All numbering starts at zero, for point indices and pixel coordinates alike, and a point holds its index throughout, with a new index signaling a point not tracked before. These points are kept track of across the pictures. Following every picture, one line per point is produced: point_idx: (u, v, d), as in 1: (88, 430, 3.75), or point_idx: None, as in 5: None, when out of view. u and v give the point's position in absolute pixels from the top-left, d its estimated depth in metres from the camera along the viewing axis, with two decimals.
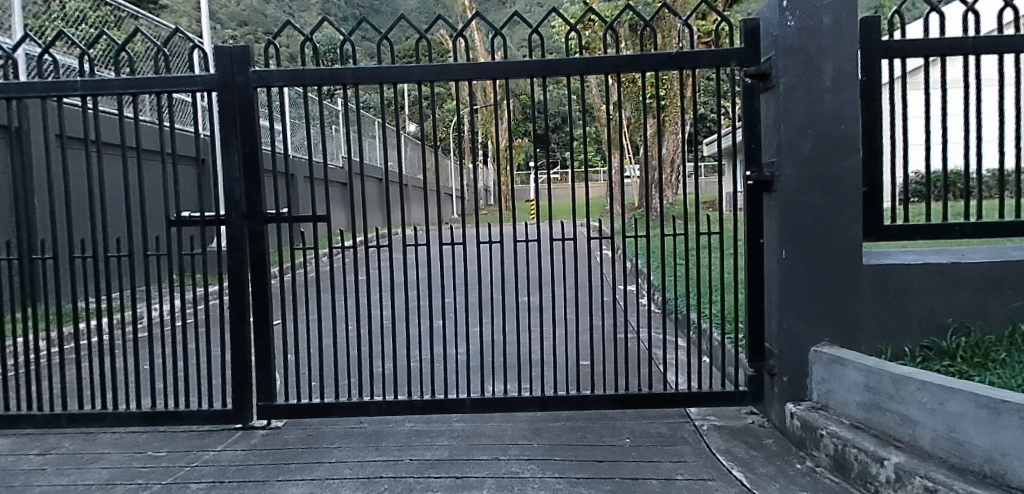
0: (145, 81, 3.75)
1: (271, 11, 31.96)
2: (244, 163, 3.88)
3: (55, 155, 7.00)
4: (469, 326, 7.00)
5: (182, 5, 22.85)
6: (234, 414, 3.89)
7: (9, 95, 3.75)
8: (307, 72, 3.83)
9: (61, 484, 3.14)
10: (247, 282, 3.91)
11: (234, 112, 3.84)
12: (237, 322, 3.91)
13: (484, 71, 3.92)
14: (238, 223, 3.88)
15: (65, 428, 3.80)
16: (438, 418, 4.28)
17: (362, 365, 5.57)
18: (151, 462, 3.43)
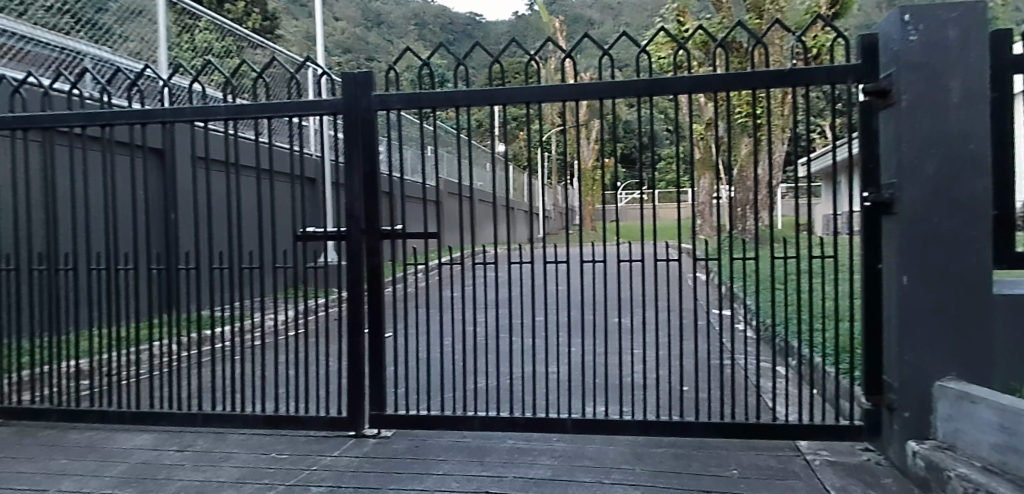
0: (280, 106, 4.02)
1: (372, 39, 34.00)
2: (364, 183, 4.10)
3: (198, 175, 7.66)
4: (566, 346, 7.01)
5: (295, 37, 24.61)
6: (349, 421, 4.07)
7: (162, 119, 4.03)
8: (422, 95, 4.01)
9: (198, 479, 3.35)
10: (362, 295, 4.10)
11: (357, 135, 4.08)
12: (354, 333, 4.09)
13: (591, 91, 3.94)
14: (357, 239, 4.10)
15: (199, 427, 4.08)
16: (538, 436, 4.30)
17: (464, 381, 5.73)
18: (275, 464, 3.63)
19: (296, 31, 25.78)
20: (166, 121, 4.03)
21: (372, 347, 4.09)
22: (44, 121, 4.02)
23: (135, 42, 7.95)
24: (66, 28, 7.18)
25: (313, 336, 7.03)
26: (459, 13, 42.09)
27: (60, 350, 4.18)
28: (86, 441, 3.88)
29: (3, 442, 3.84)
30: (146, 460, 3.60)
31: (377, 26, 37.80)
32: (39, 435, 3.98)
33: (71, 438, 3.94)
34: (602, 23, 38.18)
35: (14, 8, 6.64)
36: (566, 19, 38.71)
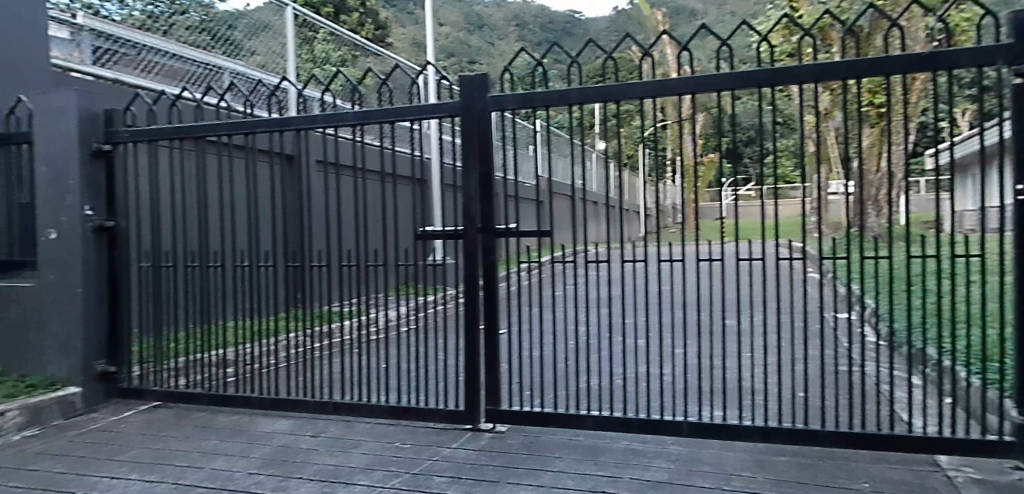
0: (404, 110, 4.24)
1: (474, 41, 34.72)
2: (480, 184, 4.21)
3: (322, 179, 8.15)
4: (673, 348, 6.88)
5: (402, 44, 25.63)
6: (466, 415, 4.19)
7: (298, 127, 4.34)
8: (537, 95, 4.06)
9: (332, 464, 3.57)
10: (478, 292, 4.22)
11: (474, 135, 4.19)
12: (470, 329, 4.21)
13: (705, 85, 3.81)
14: (474, 238, 4.22)
15: (330, 415, 4.35)
16: (653, 439, 4.23)
17: (572, 379, 5.76)
18: (400, 453, 3.79)
19: (404, 38, 26.82)
20: (301, 128, 4.32)
21: (487, 342, 4.19)
22: (196, 132, 4.43)
23: (262, 56, 8.55)
24: (203, 45, 7.85)
25: (428, 332, 7.29)
26: (559, 11, 42.12)
27: (209, 341, 4.63)
28: (233, 424, 4.24)
29: (165, 422, 4.27)
30: (285, 443, 3.88)
31: (479, 28, 38.58)
32: (194, 416, 4.40)
33: (221, 420, 4.32)
34: (706, 13, 36.94)
35: (157, 27, 7.36)
36: (667, 10, 37.70)
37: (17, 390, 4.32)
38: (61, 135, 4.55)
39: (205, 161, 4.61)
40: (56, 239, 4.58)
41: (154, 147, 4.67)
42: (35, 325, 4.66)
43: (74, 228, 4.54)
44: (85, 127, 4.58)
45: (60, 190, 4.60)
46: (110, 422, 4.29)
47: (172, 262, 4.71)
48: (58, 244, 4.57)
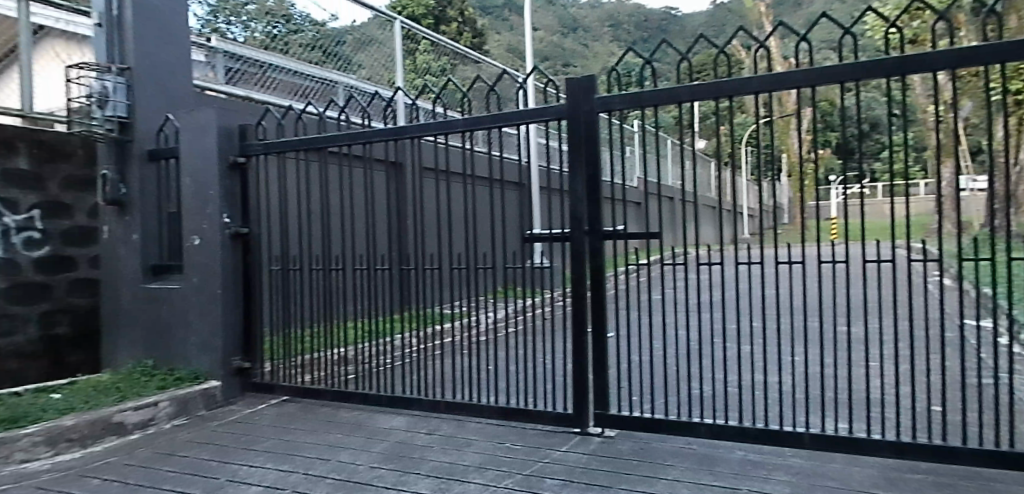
0: (511, 115, 4.32)
1: (569, 44, 34.76)
2: (587, 186, 4.20)
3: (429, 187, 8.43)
4: (785, 355, 6.59)
5: (497, 49, 26.08)
6: (573, 419, 4.17)
7: (412, 135, 4.53)
8: (644, 94, 3.99)
9: (447, 462, 3.67)
10: (586, 295, 4.21)
11: (580, 137, 4.20)
12: (577, 331, 4.21)
13: (824, 75, 3.53)
14: (581, 240, 4.21)
15: (443, 414, 4.48)
16: (771, 450, 4.04)
17: (680, 387, 5.66)
18: (512, 453, 3.84)
19: (499, 44, 27.22)
20: (414, 136, 4.52)
21: (595, 345, 4.16)
22: (319, 143, 4.72)
23: (367, 69, 8.94)
24: (317, 61, 8.30)
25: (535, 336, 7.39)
26: (654, 9, 41.39)
27: (330, 339, 4.93)
28: (354, 420, 4.47)
29: (293, 416, 4.56)
30: (402, 440, 4.03)
31: (572, 31, 38.58)
32: (318, 411, 4.67)
33: (342, 415, 4.57)
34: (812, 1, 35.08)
35: (276, 47, 7.82)
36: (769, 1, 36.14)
37: (166, 382, 4.81)
38: (203, 149, 4.99)
39: (327, 170, 4.91)
40: (199, 246, 5.03)
41: (283, 158, 5.01)
42: (181, 324, 5.11)
43: (214, 235, 4.96)
44: (224, 141, 5.00)
45: (202, 201, 5.02)
46: (245, 414, 4.65)
47: (298, 265, 5.06)
48: (202, 251, 5.01)
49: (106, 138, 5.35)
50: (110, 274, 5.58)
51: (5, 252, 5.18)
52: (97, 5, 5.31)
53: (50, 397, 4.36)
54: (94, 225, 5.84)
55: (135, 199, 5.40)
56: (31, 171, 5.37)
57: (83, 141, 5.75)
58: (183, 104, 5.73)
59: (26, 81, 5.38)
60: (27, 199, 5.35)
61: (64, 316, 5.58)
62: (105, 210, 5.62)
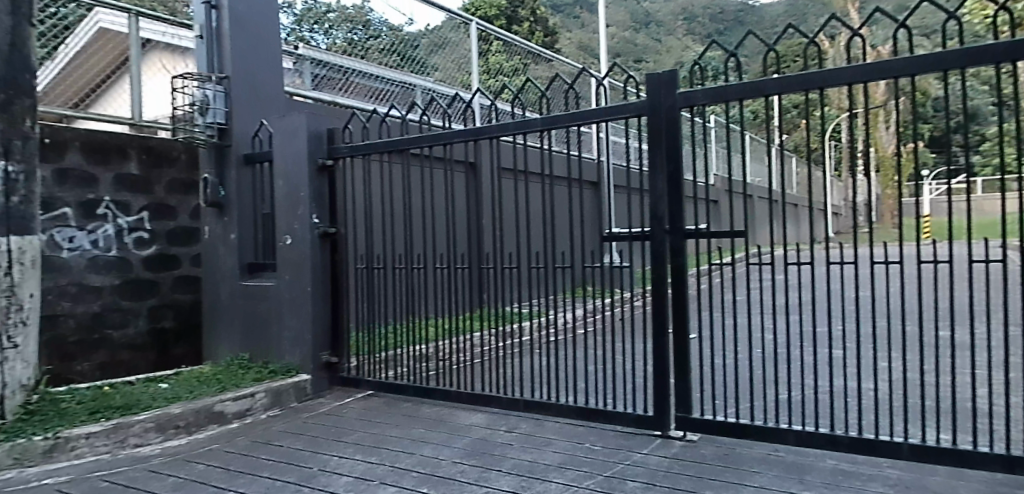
0: (590, 112, 4.29)
1: (642, 39, 34.20)
2: (669, 184, 4.12)
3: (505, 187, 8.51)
4: (877, 361, 6.27)
5: (569, 46, 25.95)
6: (654, 421, 4.10)
7: (491, 135, 4.58)
8: (728, 88, 3.84)
9: (527, 460, 3.69)
10: (666, 295, 4.13)
11: (661, 133, 4.12)
12: (658, 332, 4.14)
13: (928, 63, 3.24)
14: (662, 239, 4.14)
15: (521, 413, 4.52)
16: (866, 460, 3.82)
17: (764, 391, 5.48)
18: (592, 454, 3.82)
19: (571, 41, 27.06)
20: (493, 136, 4.57)
21: (676, 346, 4.08)
22: (401, 144, 4.85)
23: (442, 71, 9.10)
24: (394, 65, 8.50)
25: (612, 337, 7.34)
26: (731, 0, 40.14)
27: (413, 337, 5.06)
28: (435, 415, 4.56)
29: (378, 410, 4.71)
30: (483, 437, 4.09)
31: (644, 26, 37.98)
32: (401, 406, 4.80)
33: (424, 411, 4.68)
34: None
35: (355, 52, 8.08)
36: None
37: (262, 374, 5.07)
38: (294, 153, 5.22)
39: (410, 172, 5.04)
40: (291, 245, 5.27)
41: (367, 160, 5.18)
42: (275, 319, 5.37)
43: (304, 235, 5.18)
44: (313, 145, 5.22)
45: (293, 204, 5.26)
46: (333, 407, 4.83)
47: (382, 265, 5.21)
48: (293, 250, 5.25)
49: (207, 143, 5.69)
50: (210, 272, 5.92)
51: (118, 251, 5.60)
52: (198, 18, 5.65)
53: (159, 387, 4.68)
54: (195, 226, 6.21)
55: (232, 201, 5.71)
56: (140, 175, 5.76)
57: (186, 147, 6.13)
58: (275, 110, 6.01)
59: (137, 89, 5.79)
60: (137, 201, 5.75)
61: (168, 311, 5.97)
62: (205, 211, 5.98)
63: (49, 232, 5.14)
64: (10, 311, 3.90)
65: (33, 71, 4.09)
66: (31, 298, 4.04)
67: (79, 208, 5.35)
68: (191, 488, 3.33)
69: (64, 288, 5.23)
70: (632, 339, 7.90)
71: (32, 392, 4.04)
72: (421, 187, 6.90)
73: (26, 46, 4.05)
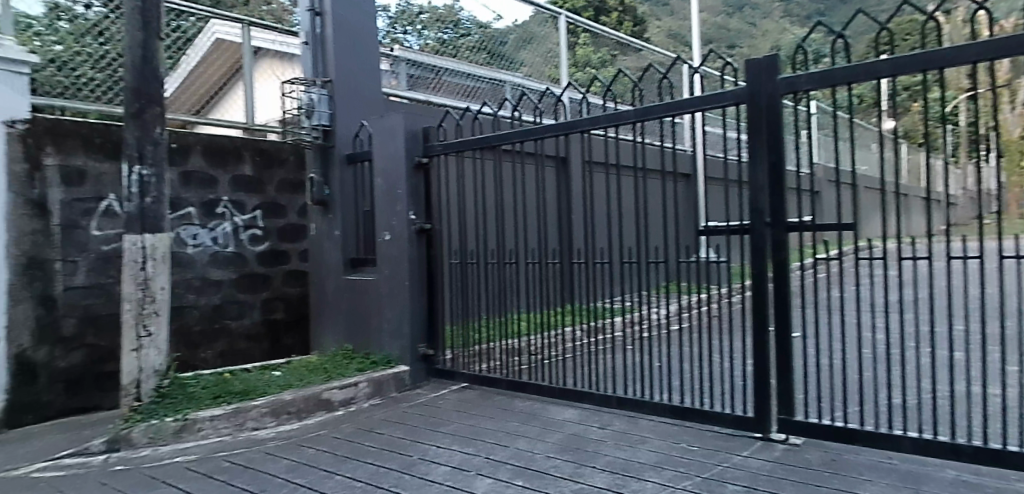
0: (685, 102, 4.17)
1: (736, 24, 32.90)
2: (770, 175, 3.94)
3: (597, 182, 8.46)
4: (1005, 365, 5.77)
5: (660, 34, 25.35)
6: (754, 422, 3.97)
7: (583, 129, 4.57)
8: (835, 71, 3.60)
9: (622, 458, 3.66)
10: (767, 291, 3.98)
11: (761, 122, 3.94)
12: (758, 330, 3.98)
13: None
14: (762, 233, 3.96)
15: (614, 409, 4.49)
16: (994, 471, 3.45)
17: (874, 394, 5.17)
18: (688, 454, 3.74)
19: (662, 29, 26.42)
20: (585, 130, 4.55)
21: (778, 345, 3.91)
22: (493, 141, 4.92)
23: (529, 67, 9.16)
24: (483, 62, 8.63)
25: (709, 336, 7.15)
26: None
27: (507, 330, 5.15)
28: (528, 409, 4.62)
29: (474, 402, 4.83)
30: (577, 432, 4.10)
31: (739, 9, 36.55)
32: (495, 399, 4.90)
33: (517, 405, 4.74)
34: None
35: (446, 51, 8.25)
36: None
37: (364, 365, 5.30)
38: (392, 152, 5.43)
39: (502, 168, 5.11)
40: (389, 241, 5.48)
41: (461, 157, 5.28)
42: (375, 313, 5.61)
43: (402, 231, 5.38)
44: (410, 144, 5.39)
45: (391, 201, 5.47)
46: (431, 398, 4.99)
47: (476, 260, 5.32)
48: (391, 246, 5.46)
49: (314, 145, 6.00)
50: (316, 266, 6.26)
51: (234, 248, 6.01)
52: (304, 25, 5.96)
53: (272, 374, 5.00)
54: (302, 223, 6.56)
55: (336, 199, 5.99)
56: (254, 176, 6.15)
57: (294, 148, 6.48)
58: (374, 110, 6.25)
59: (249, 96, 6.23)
60: (251, 200, 6.15)
61: (279, 303, 6.34)
62: (312, 209, 6.31)
63: (177, 230, 5.63)
64: (145, 302, 4.29)
65: (162, 81, 4.44)
66: (163, 290, 4.42)
67: (202, 208, 5.80)
68: (302, 470, 3.53)
69: (189, 282, 5.69)
70: (729, 337, 7.67)
71: (164, 376, 4.42)
72: (514, 183, 7.00)
73: (155, 58, 4.39)
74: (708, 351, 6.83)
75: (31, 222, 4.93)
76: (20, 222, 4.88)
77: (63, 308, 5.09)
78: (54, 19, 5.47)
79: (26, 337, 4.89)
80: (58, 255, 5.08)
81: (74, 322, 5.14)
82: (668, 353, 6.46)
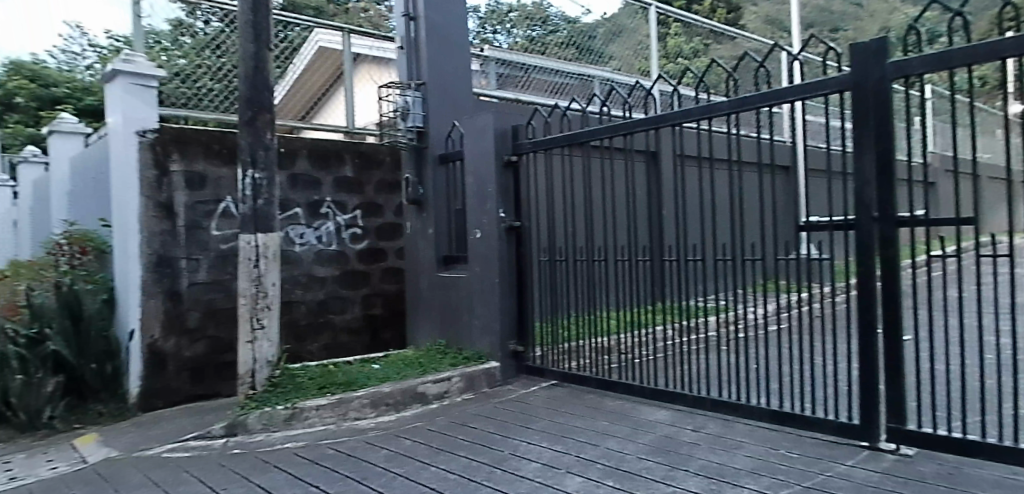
0: (784, 91, 3.98)
1: (840, 5, 31.01)
2: (878, 165, 3.68)
3: (689, 177, 8.26)
4: None
5: (756, 20, 24.31)
6: (860, 430, 3.76)
7: (674, 123, 4.48)
8: (952, 52, 3.30)
9: (716, 462, 3.58)
10: (874, 291, 3.74)
11: (868, 110, 3.68)
12: (865, 333, 3.76)
13: None
14: (869, 228, 3.71)
15: (708, 411, 4.39)
16: None
17: (999, 405, 4.77)
18: (788, 461, 3.60)
19: (759, 15, 25.32)
20: (676, 123, 4.47)
21: (887, 350, 3.67)
22: (583, 138, 4.92)
23: (618, 60, 9.04)
24: (572, 58, 8.59)
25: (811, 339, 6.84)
26: None
27: (596, 328, 5.14)
28: (620, 409, 4.61)
29: (564, 399, 4.87)
30: (669, 434, 4.05)
31: None
32: (586, 397, 4.92)
33: (608, 404, 4.73)
34: None
35: (535, 48, 8.31)
36: None
37: (457, 360, 5.46)
38: (483, 151, 5.54)
39: (591, 165, 5.09)
40: (480, 239, 5.60)
41: (550, 154, 5.31)
42: (467, 308, 5.75)
43: (492, 228, 5.48)
44: (500, 143, 5.48)
45: (482, 199, 5.57)
46: (521, 394, 5.07)
47: (565, 257, 5.34)
48: (482, 243, 5.58)
49: (408, 145, 6.21)
50: (411, 263, 6.48)
51: (336, 246, 6.33)
52: (400, 30, 6.18)
53: (372, 367, 5.23)
54: (399, 221, 6.81)
55: (430, 199, 6.18)
56: (354, 177, 6.45)
57: (391, 150, 6.72)
58: (465, 109, 6.38)
59: (350, 103, 6.57)
60: (352, 200, 6.45)
61: (378, 299, 6.62)
62: (407, 208, 6.53)
63: (285, 229, 6.00)
64: (258, 297, 4.62)
65: (271, 90, 4.73)
66: (274, 287, 4.73)
67: (307, 208, 6.16)
68: (400, 460, 3.69)
69: (297, 278, 6.05)
70: (832, 340, 7.30)
71: (275, 367, 4.72)
72: (604, 180, 6.97)
73: (265, 68, 4.69)
74: (810, 354, 6.53)
75: (160, 224, 5.41)
76: (150, 223, 5.36)
77: (188, 302, 5.55)
78: (178, 35, 5.96)
79: (157, 328, 5.38)
80: (183, 253, 5.53)
81: (196, 315, 5.59)
82: (766, 355, 6.23)
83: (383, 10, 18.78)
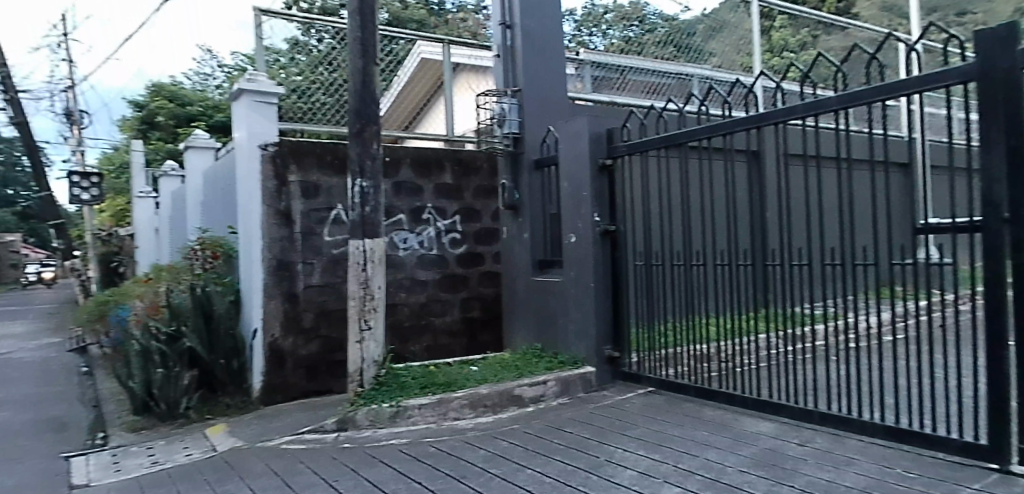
0: (898, 84, 3.72)
1: None
2: (1008, 159, 3.36)
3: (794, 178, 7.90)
4: None
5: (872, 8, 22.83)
6: (989, 450, 3.41)
7: (777, 121, 4.31)
8: None
9: (824, 479, 3.41)
10: (1005, 297, 3.37)
11: (995, 101, 3.38)
12: (994, 345, 3.44)
13: None
14: (997, 229, 3.39)
15: (816, 425, 4.21)
16: None
17: None
18: (904, 481, 3.34)
19: None
20: (780, 121, 4.30)
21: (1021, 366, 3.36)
22: (680, 139, 4.83)
23: (718, 57, 8.77)
24: (670, 57, 8.40)
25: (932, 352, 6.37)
26: None
27: (694, 334, 5.04)
28: (720, 419, 4.50)
29: (663, 407, 4.81)
30: (773, 447, 3.91)
31: None
32: (684, 405, 4.84)
33: (708, 414, 4.63)
34: None
35: (632, 48, 8.23)
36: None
37: (553, 364, 5.52)
38: (578, 154, 5.56)
39: (688, 166, 4.98)
40: (575, 243, 5.62)
41: (646, 157, 5.25)
42: (562, 312, 5.80)
43: (587, 232, 5.49)
44: (595, 146, 5.48)
45: (578, 203, 5.60)
46: (618, 400, 5.05)
47: (661, 261, 5.26)
48: (577, 247, 5.60)
49: (505, 151, 6.33)
50: (508, 267, 6.60)
51: (437, 250, 6.55)
52: (497, 38, 6.33)
53: (471, 369, 5.39)
54: (496, 226, 6.95)
55: (526, 203, 6.28)
56: (454, 184, 6.66)
57: (488, 156, 6.87)
58: (560, 113, 6.41)
59: (451, 112, 6.79)
60: (452, 206, 6.66)
61: (477, 302, 6.79)
62: (504, 214, 6.65)
63: (390, 235, 6.31)
64: (366, 299, 4.88)
65: (377, 102, 4.96)
66: (380, 289, 4.97)
67: (410, 215, 6.43)
68: (498, 461, 3.79)
69: (401, 281, 6.33)
70: (957, 351, 6.76)
71: (381, 367, 4.96)
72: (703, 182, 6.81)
73: (372, 81, 4.93)
74: (931, 366, 6.08)
75: (279, 230, 5.82)
76: (271, 229, 5.79)
77: (303, 303, 5.94)
78: (294, 54, 6.37)
79: (277, 327, 5.81)
80: (299, 257, 5.92)
81: (311, 316, 5.97)
82: (882, 368, 5.86)
83: (482, 19, 19.21)
